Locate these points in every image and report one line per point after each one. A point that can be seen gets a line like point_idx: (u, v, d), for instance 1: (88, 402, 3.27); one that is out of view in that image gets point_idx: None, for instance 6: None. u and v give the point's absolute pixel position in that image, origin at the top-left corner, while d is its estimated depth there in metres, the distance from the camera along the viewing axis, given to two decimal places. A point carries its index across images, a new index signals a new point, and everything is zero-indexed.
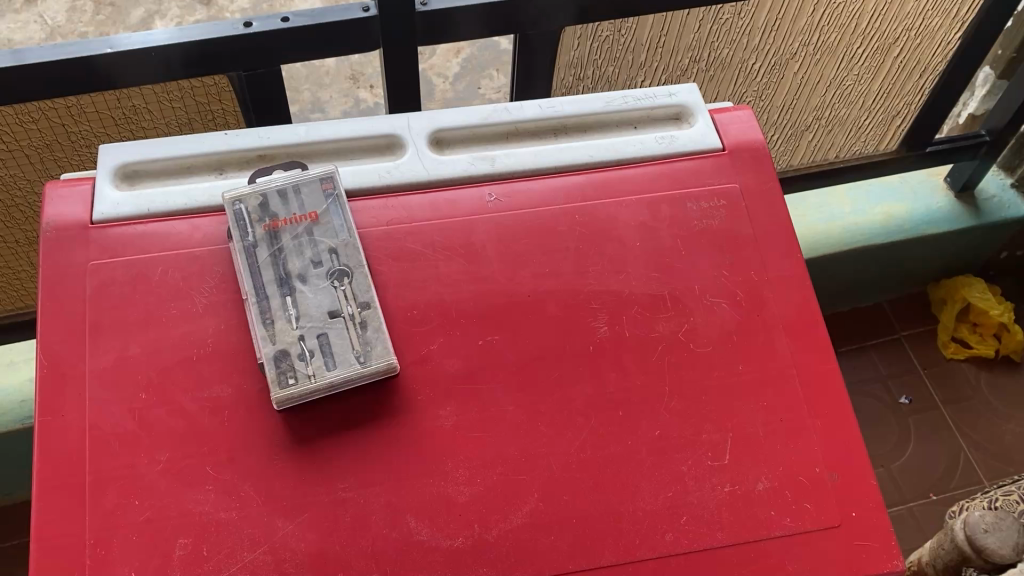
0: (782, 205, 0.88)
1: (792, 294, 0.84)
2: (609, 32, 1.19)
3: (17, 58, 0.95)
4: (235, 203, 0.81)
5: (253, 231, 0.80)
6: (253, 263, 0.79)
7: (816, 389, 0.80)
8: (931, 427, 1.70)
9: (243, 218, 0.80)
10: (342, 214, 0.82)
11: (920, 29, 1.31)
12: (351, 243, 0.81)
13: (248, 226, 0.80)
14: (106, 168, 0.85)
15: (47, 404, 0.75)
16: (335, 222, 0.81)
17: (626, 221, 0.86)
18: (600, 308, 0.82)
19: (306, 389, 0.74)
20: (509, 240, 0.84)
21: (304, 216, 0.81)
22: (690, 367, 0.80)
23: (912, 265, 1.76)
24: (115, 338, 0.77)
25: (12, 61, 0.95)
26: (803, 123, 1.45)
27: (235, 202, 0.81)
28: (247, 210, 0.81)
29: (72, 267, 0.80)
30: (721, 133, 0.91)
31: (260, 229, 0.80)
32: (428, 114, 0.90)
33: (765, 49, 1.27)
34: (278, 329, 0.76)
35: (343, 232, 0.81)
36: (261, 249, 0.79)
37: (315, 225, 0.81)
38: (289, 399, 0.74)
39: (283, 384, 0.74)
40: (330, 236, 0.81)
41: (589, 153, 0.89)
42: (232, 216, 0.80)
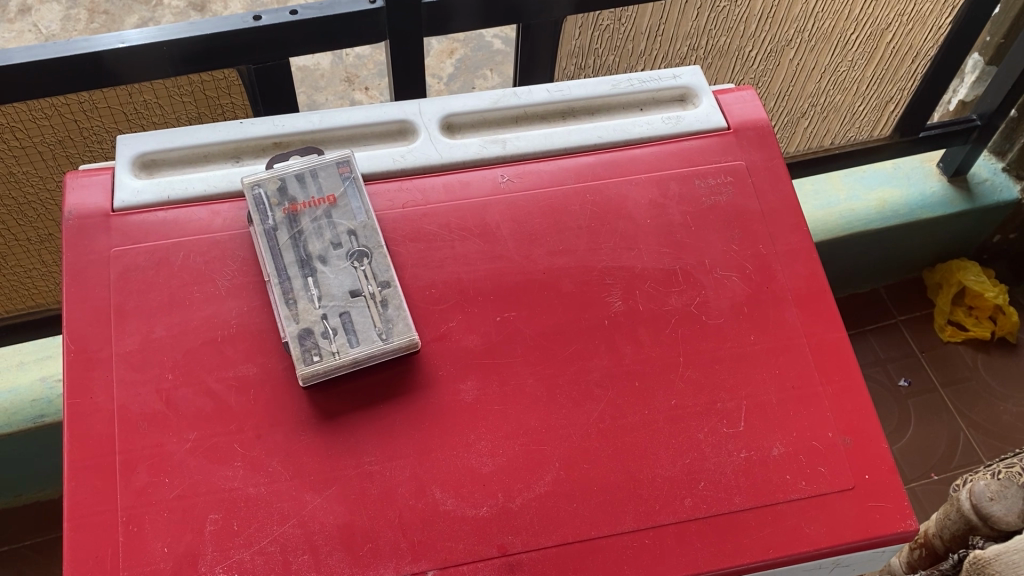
0: (787, 180, 0.90)
1: (800, 266, 0.86)
2: (610, 21, 1.20)
3: (4, 57, 0.96)
4: (255, 187, 0.83)
5: (272, 214, 0.82)
6: (274, 245, 0.81)
7: (825, 356, 0.82)
8: (930, 409, 1.73)
9: (263, 203, 0.82)
10: (359, 197, 0.84)
11: (912, 15, 1.34)
12: (370, 225, 0.82)
13: (268, 209, 0.82)
14: (124, 158, 0.87)
15: (75, 387, 0.76)
16: (353, 204, 0.83)
17: (636, 198, 0.88)
18: (614, 283, 0.83)
19: (330, 365, 0.76)
20: (523, 220, 0.86)
21: (322, 199, 0.83)
22: (703, 339, 0.82)
23: (908, 249, 1.79)
24: (140, 322, 0.79)
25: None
26: (798, 110, 1.48)
27: (253, 187, 0.83)
28: (266, 194, 0.83)
29: (95, 254, 0.81)
30: (726, 113, 0.93)
31: (279, 212, 0.82)
32: (439, 100, 0.92)
33: (762, 37, 1.30)
34: (302, 309, 0.78)
35: (361, 214, 0.83)
36: (281, 232, 0.81)
37: (334, 208, 0.83)
38: (315, 375, 0.75)
39: (308, 361, 0.76)
40: (348, 218, 0.83)
41: (598, 134, 0.91)
42: (252, 200, 0.82)
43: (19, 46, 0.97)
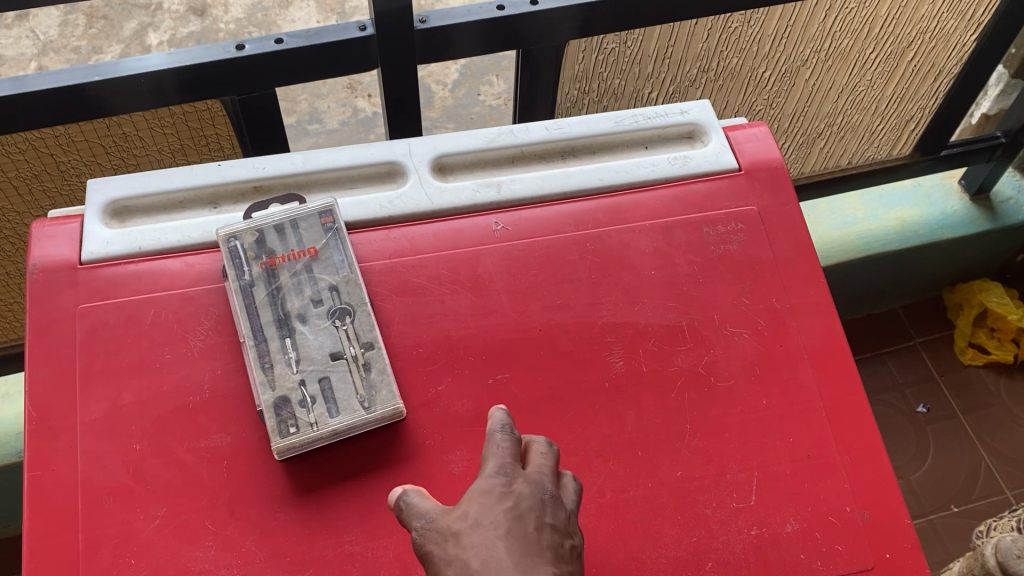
0: (802, 227, 0.84)
1: (816, 322, 0.80)
2: (616, 44, 1.14)
3: (20, 86, 0.92)
4: (230, 239, 0.77)
5: (249, 269, 0.76)
6: (250, 303, 0.75)
7: (843, 422, 0.76)
8: (950, 436, 1.66)
9: (238, 257, 0.77)
10: (342, 249, 0.78)
11: (935, 33, 1.27)
12: (354, 280, 0.77)
13: (243, 264, 0.76)
14: (94, 205, 0.81)
15: (36, 458, 0.71)
16: (335, 257, 0.78)
17: (639, 247, 0.82)
18: (616, 341, 0.77)
19: (307, 438, 0.71)
20: (518, 271, 0.80)
21: (302, 252, 0.78)
22: (712, 403, 0.76)
23: (928, 269, 1.72)
24: (107, 386, 0.74)
25: (14, 89, 0.91)
26: (814, 130, 1.41)
27: (228, 239, 0.77)
28: (243, 247, 0.77)
29: (60, 311, 0.76)
30: (737, 152, 0.87)
31: (255, 267, 0.77)
32: (430, 139, 0.86)
33: (776, 57, 1.23)
34: (278, 374, 0.73)
35: (344, 268, 0.78)
36: (258, 288, 0.76)
37: (315, 261, 0.78)
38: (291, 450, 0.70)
39: (284, 434, 0.70)
40: (330, 272, 0.77)
41: (600, 176, 0.85)
42: (227, 254, 0.76)
43: (35, 72, 0.93)
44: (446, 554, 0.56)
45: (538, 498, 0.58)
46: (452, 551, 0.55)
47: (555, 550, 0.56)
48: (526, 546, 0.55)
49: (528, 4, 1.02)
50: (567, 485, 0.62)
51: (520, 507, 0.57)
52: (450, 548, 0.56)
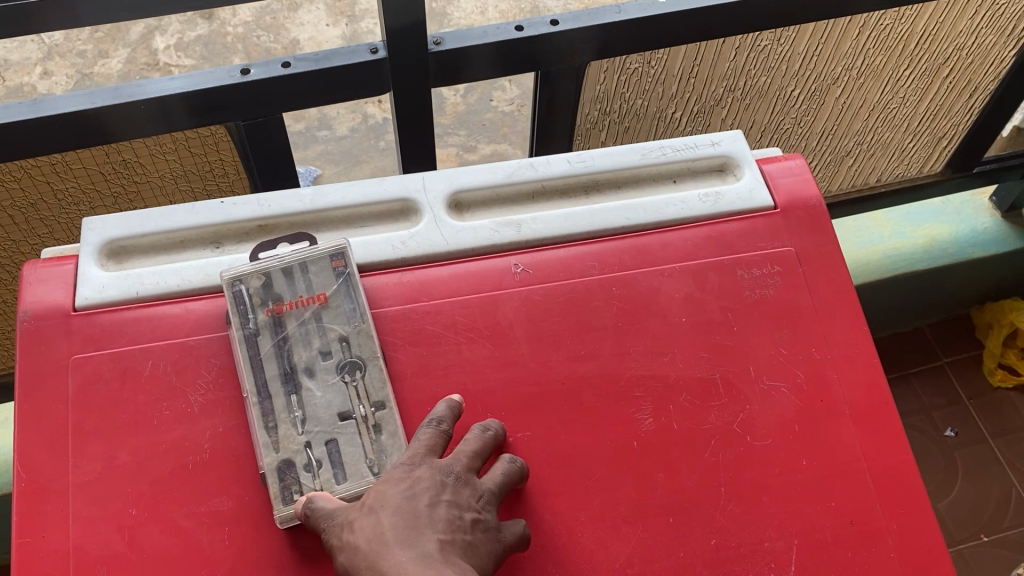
0: (842, 269, 0.78)
1: (859, 374, 0.74)
2: (639, 64, 1.08)
3: (37, 109, 0.88)
4: (235, 283, 0.73)
5: (254, 316, 0.72)
6: (254, 354, 0.70)
7: (889, 484, 0.71)
8: (979, 462, 1.60)
9: (243, 302, 0.72)
10: (353, 296, 0.74)
11: (973, 48, 1.21)
12: (365, 331, 0.72)
13: (249, 311, 0.72)
14: (90, 245, 0.77)
15: (26, 524, 0.66)
16: (346, 305, 0.73)
17: (669, 292, 0.76)
18: (644, 396, 0.72)
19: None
20: (539, 317, 0.75)
21: (311, 298, 0.73)
22: (747, 464, 0.70)
23: (957, 288, 1.66)
24: (102, 444, 0.69)
25: (32, 112, 0.87)
26: (843, 148, 1.35)
27: (233, 283, 0.72)
28: (248, 292, 0.73)
29: (52, 362, 0.71)
30: (772, 188, 0.82)
31: (261, 314, 0.72)
32: (445, 174, 0.81)
33: (805, 75, 1.17)
34: (283, 436, 0.68)
35: (355, 317, 0.73)
36: (263, 338, 0.71)
37: (324, 308, 0.73)
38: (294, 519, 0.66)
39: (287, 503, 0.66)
40: (341, 322, 0.73)
41: (626, 215, 0.80)
42: (231, 299, 0.72)
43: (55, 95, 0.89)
44: (341, 542, 0.62)
45: (436, 478, 0.63)
46: (345, 536, 0.62)
47: (447, 523, 0.61)
48: (411, 520, 0.60)
49: (548, 24, 0.98)
50: (497, 470, 0.67)
51: (415, 488, 0.63)
52: (344, 536, 0.62)
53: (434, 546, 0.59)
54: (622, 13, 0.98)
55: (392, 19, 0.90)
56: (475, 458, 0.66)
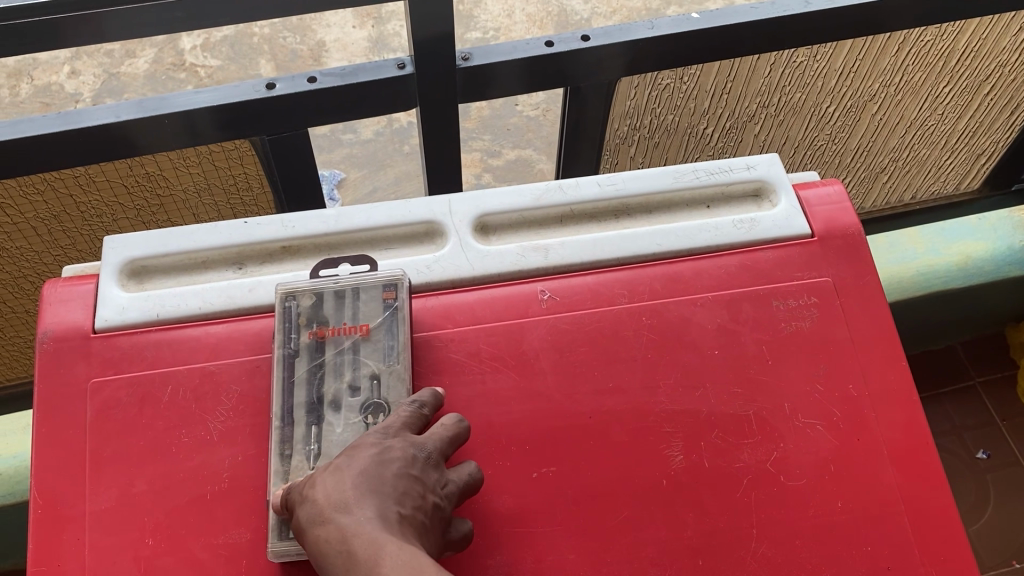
0: (882, 302, 0.76)
1: (899, 413, 0.72)
2: (671, 80, 1.06)
3: (73, 120, 0.87)
4: (287, 299, 0.73)
5: (297, 337, 0.71)
6: (288, 375, 0.70)
7: (928, 530, 0.68)
8: (1012, 486, 1.56)
9: (292, 319, 0.72)
10: (393, 332, 0.71)
11: (1016, 65, 1.18)
12: (401, 372, 0.70)
13: (292, 330, 0.71)
14: (111, 265, 0.76)
15: (41, 552, 0.65)
16: (385, 342, 0.71)
17: (701, 322, 0.74)
18: (674, 432, 0.70)
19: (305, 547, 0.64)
20: (567, 347, 0.73)
21: (354, 328, 0.72)
22: (782, 505, 0.68)
23: (991, 307, 1.62)
24: (119, 472, 0.68)
25: (65, 124, 0.87)
26: (878, 165, 1.32)
27: (286, 298, 0.73)
28: (297, 310, 0.72)
29: (70, 386, 0.70)
30: (810, 215, 0.79)
31: (305, 336, 0.71)
32: (472, 196, 0.79)
33: (842, 91, 1.14)
34: (294, 466, 0.66)
35: (392, 356, 0.70)
36: (300, 361, 0.70)
37: (364, 342, 0.71)
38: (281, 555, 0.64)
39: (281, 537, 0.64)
40: (377, 359, 0.71)
41: (658, 241, 0.77)
42: (280, 314, 0.72)
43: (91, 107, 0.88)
44: (301, 495, 0.61)
45: (411, 451, 0.62)
46: (306, 489, 0.61)
47: (409, 498, 0.60)
48: (375, 484, 0.59)
49: (579, 40, 0.95)
50: (464, 468, 0.64)
51: (385, 455, 0.61)
52: (303, 489, 0.61)
53: (393, 517, 0.58)
54: (654, 30, 0.96)
55: (419, 32, 0.88)
56: (449, 444, 0.64)
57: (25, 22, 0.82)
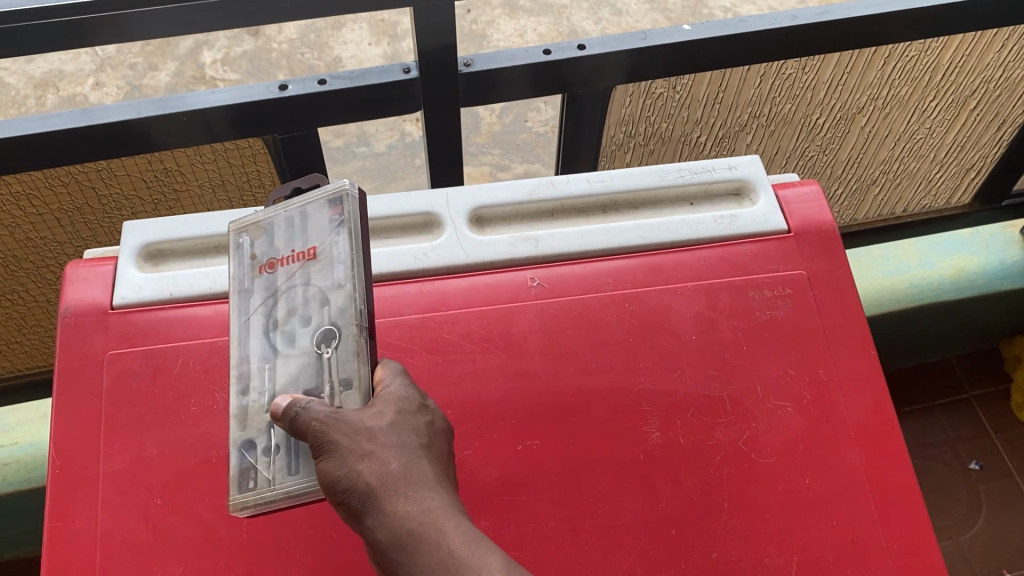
0: (854, 294, 0.80)
1: (867, 398, 0.76)
2: (664, 89, 1.11)
3: (91, 117, 0.93)
4: (239, 235, 0.69)
5: (249, 274, 0.67)
6: (238, 314, 0.66)
7: (890, 508, 0.72)
8: (1004, 497, 1.58)
9: (246, 258, 0.68)
10: (340, 246, 0.63)
11: (1000, 81, 1.22)
12: (349, 288, 0.62)
13: (242, 269, 0.68)
14: (128, 248, 0.81)
15: (58, 509, 0.70)
16: (332, 259, 0.63)
17: (681, 310, 0.78)
18: (652, 411, 0.74)
19: (263, 497, 0.59)
20: (553, 330, 0.77)
21: (303, 252, 0.65)
22: (752, 481, 0.72)
23: (985, 321, 1.65)
24: (132, 437, 0.73)
25: (86, 120, 0.93)
26: (869, 177, 1.36)
27: (238, 235, 0.69)
28: (249, 246, 0.68)
29: (88, 357, 0.76)
30: (787, 213, 0.84)
31: (257, 272, 0.67)
32: (468, 190, 0.84)
33: (830, 104, 1.19)
34: (252, 410, 0.63)
35: (337, 274, 0.63)
36: (253, 298, 0.66)
37: (315, 263, 0.65)
38: (240, 507, 0.60)
39: (240, 490, 0.60)
40: (322, 280, 0.64)
41: (642, 234, 0.82)
42: (231, 251, 0.69)
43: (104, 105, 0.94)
44: (358, 448, 0.52)
45: (444, 427, 0.59)
46: (368, 447, 0.53)
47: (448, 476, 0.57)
48: (439, 461, 0.55)
49: (575, 49, 1.01)
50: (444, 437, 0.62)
51: (434, 426, 0.57)
52: (364, 443, 0.53)
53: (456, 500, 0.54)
54: (648, 40, 1.01)
55: (424, 40, 0.93)
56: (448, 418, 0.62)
57: (49, 23, 0.85)
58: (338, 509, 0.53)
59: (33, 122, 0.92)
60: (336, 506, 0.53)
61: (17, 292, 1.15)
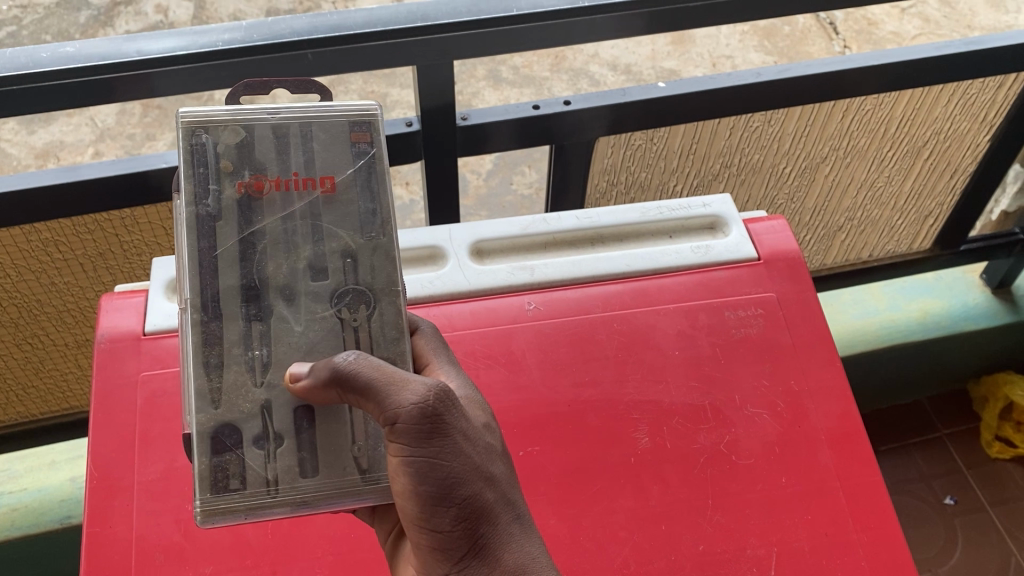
0: (819, 315, 0.89)
1: (834, 405, 0.84)
2: (643, 140, 1.21)
3: (75, 174, 1.00)
4: (197, 132, 0.66)
5: (219, 194, 0.67)
6: (202, 243, 0.66)
7: (860, 502, 0.79)
8: (979, 530, 1.64)
9: (215, 167, 0.67)
10: (373, 194, 0.69)
11: (949, 133, 1.34)
12: (381, 245, 0.69)
13: (210, 181, 0.66)
14: (158, 280, 0.88)
15: (95, 515, 0.76)
16: (362, 208, 0.69)
17: (663, 329, 0.87)
18: (641, 419, 0.81)
19: (248, 501, 0.64)
20: (549, 348, 0.85)
21: (313, 185, 0.69)
22: (734, 480, 0.79)
23: (952, 363, 1.74)
24: (164, 450, 0.79)
25: (69, 177, 1.00)
26: (835, 223, 1.46)
27: (194, 132, 0.66)
28: (212, 147, 0.66)
29: (124, 378, 0.82)
30: (757, 243, 0.93)
31: (231, 188, 0.67)
32: (469, 226, 0.93)
33: (796, 154, 1.30)
34: (229, 381, 0.65)
35: (364, 229, 0.69)
36: (227, 227, 0.67)
37: (328, 203, 0.69)
38: (213, 511, 0.63)
39: (215, 492, 0.64)
40: (343, 233, 0.69)
41: (627, 262, 0.91)
42: (189, 152, 0.66)
43: (89, 163, 1.02)
44: (487, 474, 0.63)
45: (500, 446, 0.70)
46: (491, 475, 0.63)
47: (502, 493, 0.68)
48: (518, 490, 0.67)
49: (561, 104, 1.11)
50: None
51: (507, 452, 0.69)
52: (489, 470, 0.63)
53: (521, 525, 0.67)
54: (626, 96, 1.11)
55: (427, 100, 1.03)
56: None
57: (69, 82, 0.87)
58: (427, 513, 0.62)
59: (51, 175, 1.00)
60: (431, 515, 0.62)
61: (36, 337, 1.22)
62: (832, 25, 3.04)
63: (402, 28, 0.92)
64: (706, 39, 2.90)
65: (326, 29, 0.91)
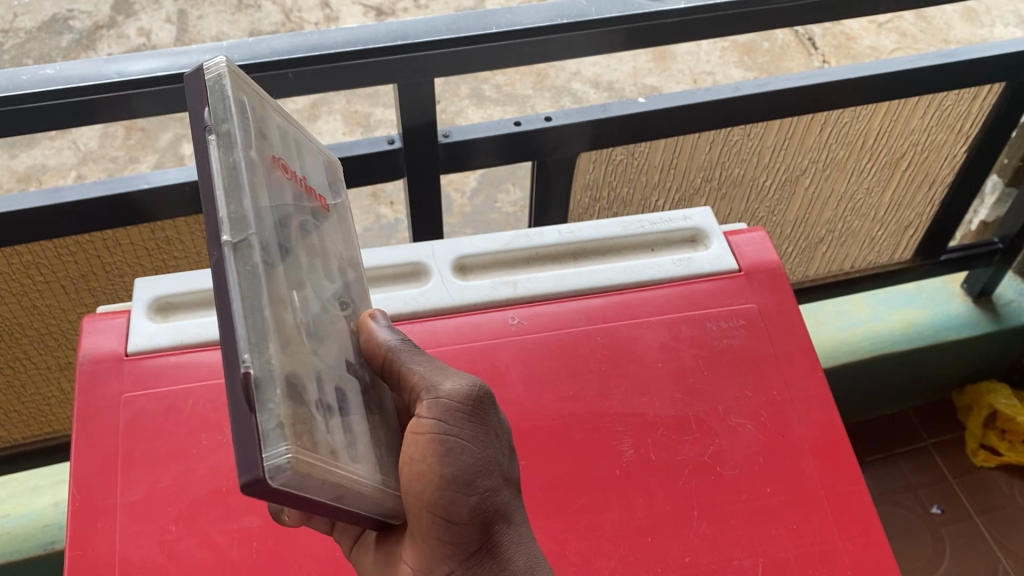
0: (801, 325, 0.90)
1: (816, 415, 0.84)
2: (624, 156, 1.22)
3: (54, 196, 1.00)
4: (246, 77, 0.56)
5: (269, 143, 0.57)
6: (263, 175, 0.54)
7: (845, 511, 0.79)
8: (966, 539, 1.65)
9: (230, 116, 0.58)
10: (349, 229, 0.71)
11: (926, 144, 1.35)
12: (355, 274, 0.70)
13: (263, 127, 0.57)
14: (140, 301, 0.88)
15: (78, 538, 0.75)
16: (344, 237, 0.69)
17: (646, 341, 0.87)
18: (625, 431, 0.81)
19: (326, 467, 0.51)
20: (533, 363, 0.85)
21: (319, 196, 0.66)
22: (718, 491, 0.79)
23: (936, 373, 1.75)
24: (147, 471, 0.78)
25: (49, 200, 0.99)
26: (816, 235, 1.47)
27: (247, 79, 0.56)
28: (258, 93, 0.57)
29: (106, 399, 0.82)
30: (738, 255, 0.94)
31: (274, 146, 0.58)
32: (452, 242, 0.93)
33: (776, 167, 1.31)
34: (296, 334, 0.53)
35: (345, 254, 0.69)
36: (275, 173, 0.57)
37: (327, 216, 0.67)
38: (308, 470, 0.48)
39: (305, 448, 0.49)
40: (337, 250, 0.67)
41: (609, 276, 0.91)
42: (249, 83, 0.56)
43: (70, 185, 1.02)
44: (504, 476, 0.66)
45: None
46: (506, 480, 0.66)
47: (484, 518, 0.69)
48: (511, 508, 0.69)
49: (542, 120, 1.12)
50: None
51: None
52: (507, 475, 0.66)
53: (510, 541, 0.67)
54: (607, 112, 1.12)
55: (409, 118, 1.04)
56: None
57: (50, 104, 0.87)
58: (448, 498, 0.62)
59: (30, 198, 1.00)
60: (453, 501, 0.62)
61: (18, 360, 1.21)
62: (811, 40, 3.08)
63: (382, 46, 0.92)
64: (687, 55, 2.94)
65: (305, 48, 0.91)
